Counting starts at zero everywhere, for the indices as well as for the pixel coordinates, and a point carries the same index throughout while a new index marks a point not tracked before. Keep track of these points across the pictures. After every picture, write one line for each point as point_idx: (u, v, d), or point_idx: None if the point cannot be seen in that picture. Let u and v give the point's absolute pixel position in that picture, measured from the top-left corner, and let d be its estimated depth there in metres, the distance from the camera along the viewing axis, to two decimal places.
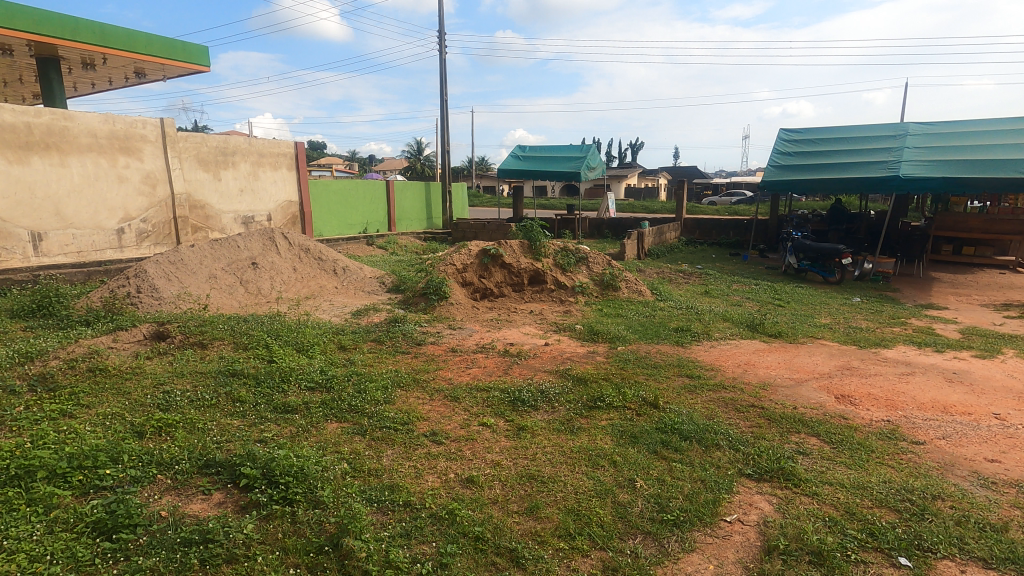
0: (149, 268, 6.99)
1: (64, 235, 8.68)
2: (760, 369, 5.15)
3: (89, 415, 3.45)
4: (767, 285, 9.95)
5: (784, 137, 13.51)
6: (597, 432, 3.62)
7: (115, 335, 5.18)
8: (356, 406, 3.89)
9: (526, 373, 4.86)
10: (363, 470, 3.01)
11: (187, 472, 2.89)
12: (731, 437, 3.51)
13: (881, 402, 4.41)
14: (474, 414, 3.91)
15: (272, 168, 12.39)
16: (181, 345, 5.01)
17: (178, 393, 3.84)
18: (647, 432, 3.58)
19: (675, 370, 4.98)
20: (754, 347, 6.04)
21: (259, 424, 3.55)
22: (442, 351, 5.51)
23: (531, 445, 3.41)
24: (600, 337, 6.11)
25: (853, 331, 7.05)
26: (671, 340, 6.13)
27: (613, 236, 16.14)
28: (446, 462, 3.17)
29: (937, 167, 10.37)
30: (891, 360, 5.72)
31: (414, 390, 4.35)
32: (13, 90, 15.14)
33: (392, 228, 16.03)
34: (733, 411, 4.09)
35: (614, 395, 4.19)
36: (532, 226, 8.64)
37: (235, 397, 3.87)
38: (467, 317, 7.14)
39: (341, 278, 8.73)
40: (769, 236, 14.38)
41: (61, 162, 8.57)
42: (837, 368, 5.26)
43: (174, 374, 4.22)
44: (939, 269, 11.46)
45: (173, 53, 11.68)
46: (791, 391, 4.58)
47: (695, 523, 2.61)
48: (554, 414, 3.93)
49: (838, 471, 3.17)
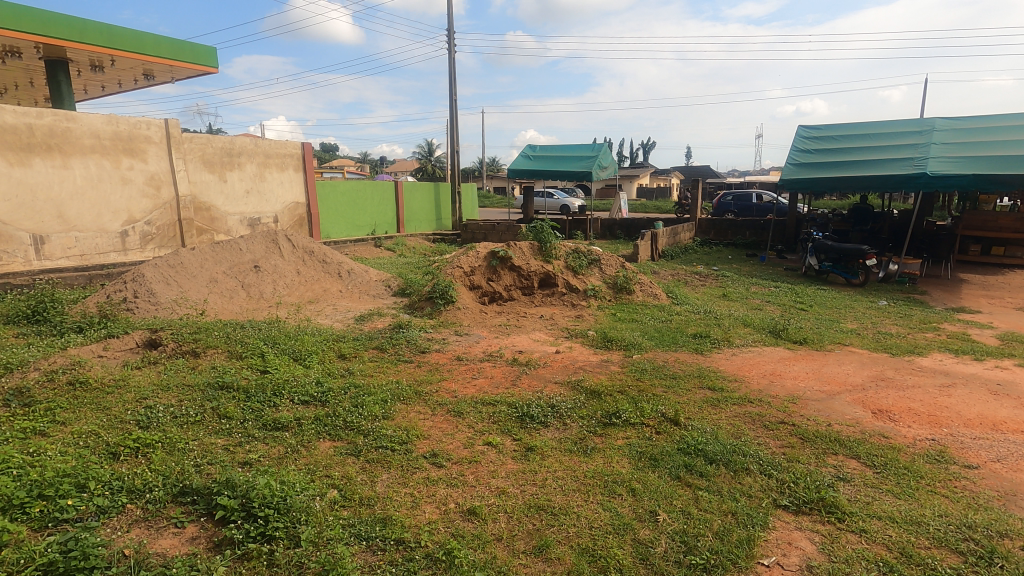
0: (148, 272, 6.78)
1: (67, 238, 8.54)
2: (788, 381, 4.77)
3: (63, 433, 3.20)
4: (788, 287, 9.54)
5: (802, 135, 13.11)
6: (613, 452, 3.31)
7: (105, 344, 4.95)
8: (352, 423, 3.61)
9: (535, 385, 4.54)
10: (355, 499, 2.74)
11: (160, 501, 2.63)
12: (762, 461, 3.18)
13: (923, 418, 4.03)
14: (479, 431, 3.60)
15: (278, 169, 12.19)
16: (173, 354, 4.77)
17: (161, 408, 3.56)
18: (668, 453, 3.26)
19: (695, 382, 4.63)
20: (778, 355, 5.67)
21: (246, 443, 3.28)
22: (446, 359, 5.22)
23: (540, 470, 3.09)
24: (614, 344, 5.79)
25: (884, 337, 6.64)
26: (689, 347, 5.79)
27: (626, 236, 15.81)
28: (447, 489, 2.88)
29: (967, 163, 9.90)
30: (928, 370, 5.31)
31: (416, 403, 4.05)
32: (25, 92, 15.21)
33: (401, 229, 15.76)
34: (761, 428, 3.76)
35: (631, 410, 3.86)
36: (542, 227, 8.27)
37: (222, 413, 3.59)
38: (474, 322, 6.85)
39: (346, 281, 8.46)
40: (787, 237, 13.93)
41: (63, 164, 8.42)
42: (871, 380, 4.87)
43: (158, 388, 3.93)
44: (968, 271, 10.97)
45: (181, 54, 11.54)
46: (825, 405, 4.22)
47: (728, 568, 2.28)
48: (565, 432, 3.60)
49: (886, 501, 2.83)
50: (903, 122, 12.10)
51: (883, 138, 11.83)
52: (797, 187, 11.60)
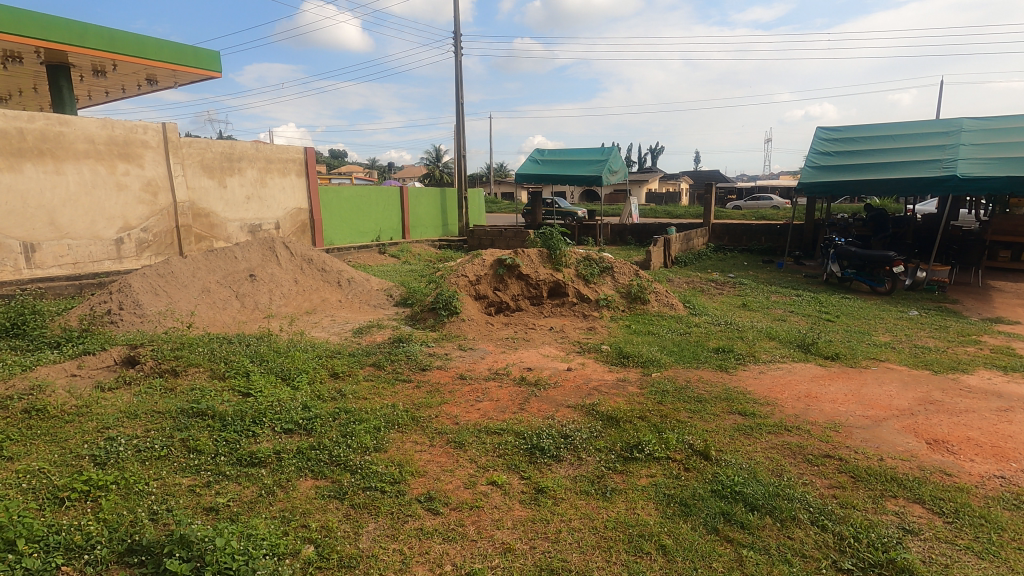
0: (135, 282, 6.41)
1: (59, 246, 8.23)
2: (826, 405, 4.28)
3: (6, 472, 2.80)
4: (810, 296, 9.05)
5: (821, 137, 12.58)
6: (637, 496, 2.86)
7: (81, 362, 4.58)
8: (339, 456, 3.19)
9: (545, 409, 4.10)
10: (334, 559, 2.33)
11: (101, 563, 2.23)
12: (813, 507, 2.72)
13: (986, 450, 3.55)
14: (482, 467, 3.17)
15: (280, 174, 11.86)
16: (151, 373, 4.38)
17: (123, 440, 3.15)
18: (701, 497, 2.81)
19: (723, 406, 4.17)
20: (811, 373, 5.19)
21: (214, 484, 2.87)
22: (448, 378, 4.80)
23: (552, 519, 2.65)
24: (630, 360, 5.33)
25: (922, 352, 6.12)
26: (712, 364, 5.32)
27: (636, 242, 15.35)
28: (444, 545, 2.45)
29: (1000, 164, 9.36)
30: (979, 391, 4.80)
31: (412, 432, 3.63)
32: (28, 98, 15.07)
33: (405, 236, 15.40)
34: (804, 464, 3.29)
35: (655, 441, 3.40)
36: (551, 233, 7.82)
37: (192, 446, 3.18)
38: (480, 335, 6.42)
39: (346, 290, 8.09)
40: (805, 242, 13.40)
41: (55, 169, 8.11)
42: (919, 404, 4.38)
43: (125, 415, 3.52)
44: (1000, 279, 10.41)
45: (184, 58, 11.24)
46: (872, 435, 3.75)
47: None
48: (580, 469, 3.16)
49: (968, 565, 2.38)
50: (928, 122, 11.55)
51: (908, 139, 11.29)
52: (817, 190, 11.08)
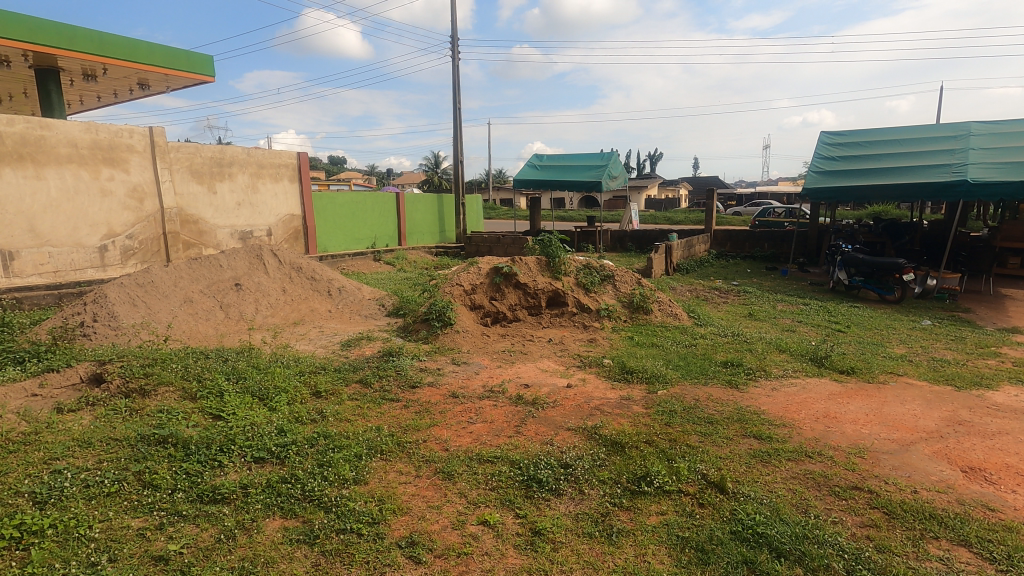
0: (112, 293, 6.08)
1: (39, 254, 7.90)
2: (848, 427, 3.96)
3: None
4: (818, 305, 8.74)
5: (825, 141, 12.32)
6: (647, 539, 2.53)
7: (44, 380, 4.25)
8: (312, 491, 2.85)
9: (543, 432, 3.77)
10: None
11: None
12: (848, 553, 2.39)
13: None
14: (474, 503, 2.83)
15: (272, 180, 11.56)
16: (118, 393, 4.04)
17: (70, 475, 2.81)
18: (719, 541, 2.48)
19: (737, 428, 3.84)
20: (827, 389, 4.86)
21: (168, 526, 2.53)
22: (439, 396, 4.46)
23: (551, 570, 2.32)
24: (635, 376, 5.01)
25: (941, 366, 5.80)
26: (721, 379, 4.99)
27: (637, 248, 15.05)
28: None
29: (1013, 168, 9.06)
30: (1008, 409, 4.48)
31: (396, 461, 3.28)
32: (18, 102, 14.78)
33: (403, 242, 15.09)
34: (830, 497, 2.96)
35: (665, 472, 3.06)
36: (550, 240, 7.51)
37: (149, 481, 2.85)
38: (475, 348, 6.08)
39: (336, 300, 7.76)
40: (810, 249, 13.09)
41: (36, 174, 7.80)
42: (946, 425, 4.05)
43: (79, 444, 3.19)
44: (1012, 286, 10.10)
45: (176, 62, 10.95)
46: (901, 461, 3.42)
47: None
48: (582, 505, 2.82)
49: None
50: (936, 126, 11.27)
51: (915, 143, 11.03)
52: (822, 197, 10.82)
